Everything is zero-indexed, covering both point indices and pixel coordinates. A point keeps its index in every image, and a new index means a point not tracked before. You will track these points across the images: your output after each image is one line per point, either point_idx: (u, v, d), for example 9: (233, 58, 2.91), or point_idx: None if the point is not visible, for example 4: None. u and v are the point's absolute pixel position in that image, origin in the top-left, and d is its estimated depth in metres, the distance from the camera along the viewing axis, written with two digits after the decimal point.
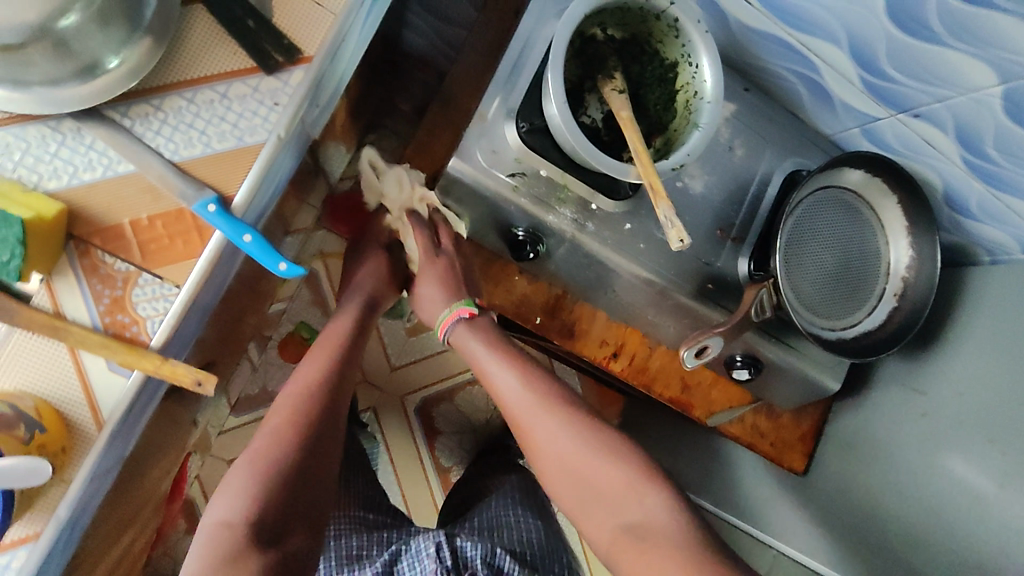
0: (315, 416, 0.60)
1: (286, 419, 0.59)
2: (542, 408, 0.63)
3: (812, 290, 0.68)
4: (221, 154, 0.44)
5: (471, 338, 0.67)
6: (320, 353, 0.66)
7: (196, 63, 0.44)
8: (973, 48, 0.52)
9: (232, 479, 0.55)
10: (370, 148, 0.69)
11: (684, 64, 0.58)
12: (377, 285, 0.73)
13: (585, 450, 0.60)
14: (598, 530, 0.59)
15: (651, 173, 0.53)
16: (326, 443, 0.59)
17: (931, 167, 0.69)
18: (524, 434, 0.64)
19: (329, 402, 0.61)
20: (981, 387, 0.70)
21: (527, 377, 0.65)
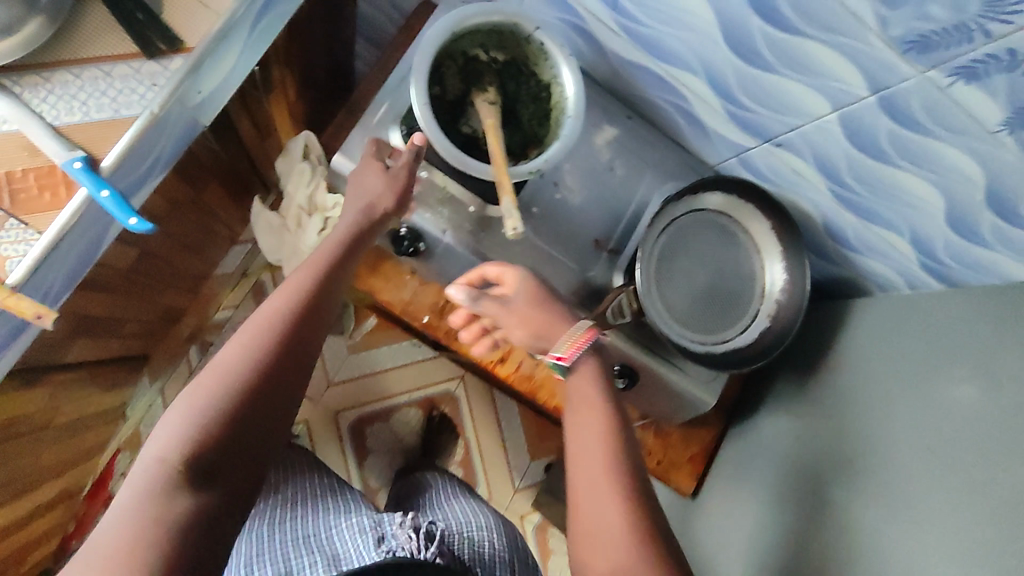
0: (279, 333, 0.49)
1: (250, 341, 0.48)
2: (611, 489, 0.52)
3: (686, 303, 0.71)
4: (98, 123, 0.50)
5: (588, 381, 0.59)
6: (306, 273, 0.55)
7: (86, 46, 0.50)
8: (805, 76, 0.57)
9: (190, 393, 0.45)
10: (307, 132, 0.73)
11: (555, 84, 0.64)
12: (373, 195, 0.61)
13: (631, 538, 0.49)
14: None
15: (502, 173, 0.58)
16: (293, 381, 0.48)
17: (806, 198, 0.74)
18: (579, 489, 0.54)
19: (296, 321, 0.50)
20: (868, 416, 0.72)
21: (610, 436, 0.56)
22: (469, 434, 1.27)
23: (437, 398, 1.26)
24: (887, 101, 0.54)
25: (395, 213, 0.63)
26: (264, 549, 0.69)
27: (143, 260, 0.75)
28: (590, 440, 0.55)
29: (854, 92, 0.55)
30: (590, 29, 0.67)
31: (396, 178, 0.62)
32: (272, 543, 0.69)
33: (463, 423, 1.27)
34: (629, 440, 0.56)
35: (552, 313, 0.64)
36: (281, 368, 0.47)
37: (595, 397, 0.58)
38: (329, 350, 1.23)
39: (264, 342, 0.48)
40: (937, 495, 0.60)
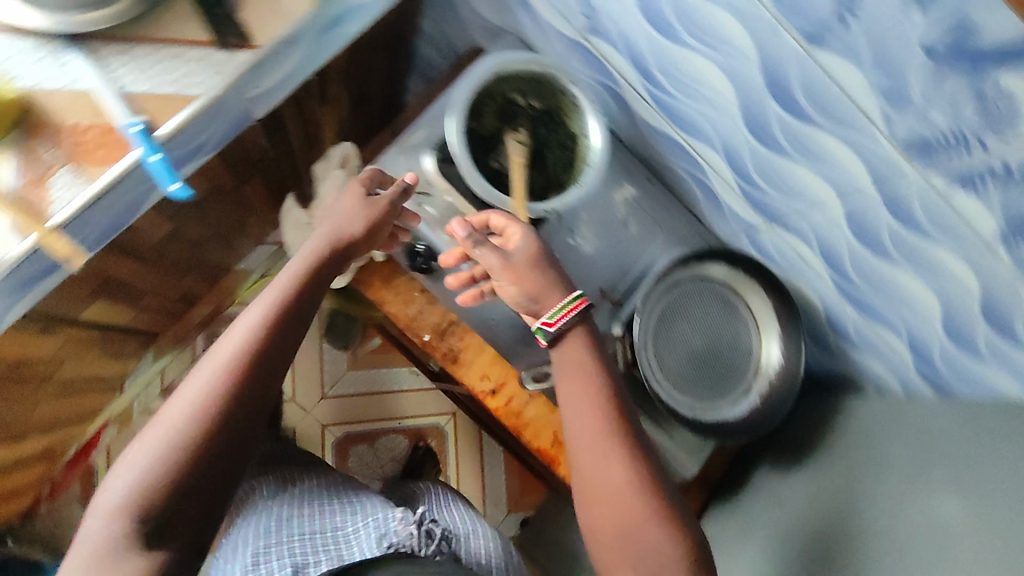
0: (234, 373, 0.49)
1: (205, 382, 0.48)
2: (614, 445, 0.55)
3: (678, 365, 0.72)
4: (161, 96, 0.55)
5: (578, 344, 0.60)
6: (265, 302, 0.55)
7: (168, 29, 0.57)
8: (815, 165, 0.60)
9: (142, 441, 0.46)
10: (349, 143, 0.79)
11: (582, 137, 0.69)
12: (348, 218, 0.63)
13: (638, 488, 0.54)
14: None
15: (521, 203, 0.63)
16: (245, 428, 0.49)
17: (812, 287, 0.75)
18: (581, 450, 0.57)
19: (253, 353, 0.51)
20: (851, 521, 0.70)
21: (603, 399, 0.58)
22: (451, 471, 1.26)
23: (425, 430, 1.27)
24: (890, 201, 0.57)
25: (374, 236, 0.64)
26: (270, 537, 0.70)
27: (175, 236, 0.80)
28: (583, 403, 0.57)
29: (859, 185, 0.58)
30: (624, 95, 0.72)
31: (380, 207, 0.64)
32: (279, 536, 0.70)
33: (446, 460, 1.26)
34: (614, 392, 0.58)
35: (544, 278, 0.61)
36: (237, 416, 0.48)
37: (589, 365, 0.59)
38: (328, 363, 1.26)
39: (219, 392, 0.48)
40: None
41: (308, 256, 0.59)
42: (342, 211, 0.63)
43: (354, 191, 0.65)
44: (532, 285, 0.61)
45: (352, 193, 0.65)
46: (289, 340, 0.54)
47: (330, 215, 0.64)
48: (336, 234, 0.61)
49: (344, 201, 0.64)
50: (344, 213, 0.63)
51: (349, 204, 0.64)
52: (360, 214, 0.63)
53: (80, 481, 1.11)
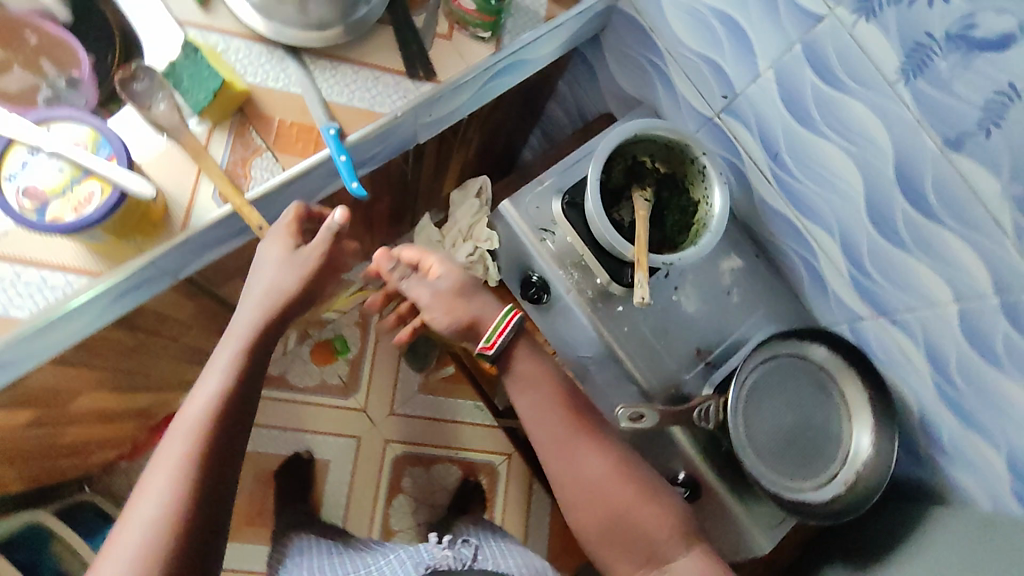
0: (192, 470, 0.53)
1: (166, 484, 0.52)
2: (580, 440, 0.62)
3: (768, 442, 0.73)
4: (356, 108, 0.65)
5: (524, 354, 0.65)
6: (211, 381, 0.58)
7: (370, 55, 0.66)
8: (934, 263, 0.62)
9: (117, 538, 0.51)
10: (484, 178, 0.91)
11: (704, 203, 0.73)
12: (278, 275, 0.61)
13: (608, 469, 0.61)
14: (618, 560, 0.59)
15: (642, 252, 0.68)
16: (217, 512, 0.54)
17: (908, 385, 0.74)
18: (555, 461, 0.62)
19: (209, 443, 0.55)
20: None
21: (556, 397, 0.64)
22: (497, 512, 1.26)
23: (479, 465, 1.28)
24: (1008, 305, 0.58)
25: (313, 291, 0.63)
26: None
27: None
28: (541, 408, 0.63)
29: (978, 289, 0.60)
30: (746, 172, 0.77)
31: (313, 261, 0.61)
32: None
33: (495, 499, 1.27)
34: (561, 386, 0.65)
35: (473, 306, 0.64)
36: (212, 502, 0.53)
37: (538, 370, 0.65)
38: (401, 381, 1.30)
39: (182, 493, 0.52)
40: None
41: (250, 332, 0.60)
42: (281, 270, 0.61)
43: (286, 239, 0.62)
44: (474, 305, 0.64)
45: (283, 241, 0.62)
46: (239, 415, 0.58)
47: (264, 267, 0.62)
48: (272, 298, 0.61)
49: (274, 249, 0.62)
50: (274, 273, 0.61)
51: (280, 251, 0.61)
52: (292, 270, 0.61)
53: None
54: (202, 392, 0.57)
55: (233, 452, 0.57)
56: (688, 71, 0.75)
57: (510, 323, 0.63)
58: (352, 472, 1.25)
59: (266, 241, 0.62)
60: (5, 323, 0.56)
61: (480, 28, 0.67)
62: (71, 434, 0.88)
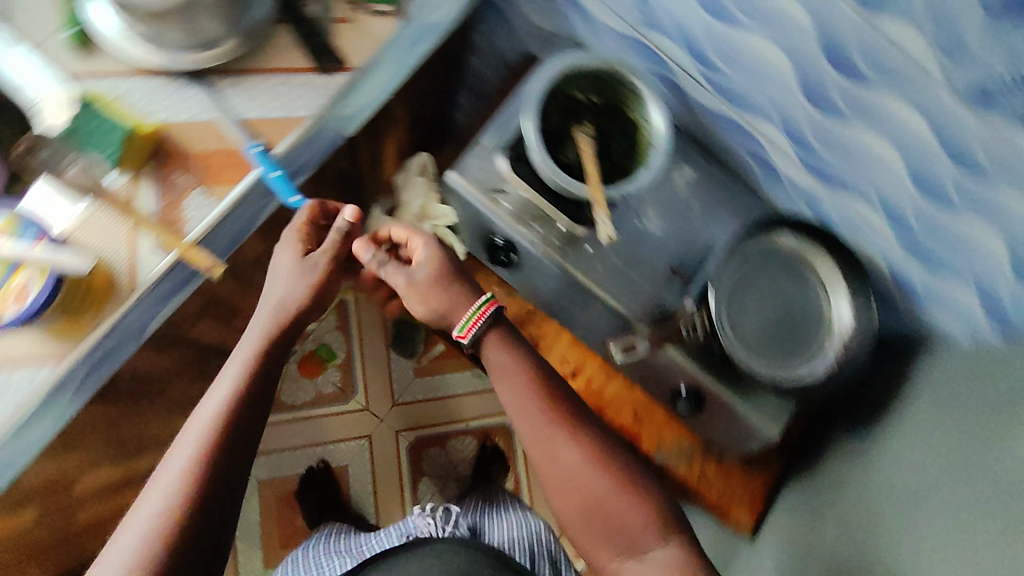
0: (194, 478, 0.53)
1: (169, 489, 0.53)
2: (556, 432, 0.61)
3: (755, 332, 0.73)
4: (275, 119, 0.63)
5: (495, 344, 0.64)
6: (225, 390, 0.58)
7: (274, 59, 0.64)
8: (871, 124, 0.64)
9: (117, 544, 0.52)
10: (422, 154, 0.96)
11: (643, 122, 0.73)
12: (292, 282, 0.63)
13: (582, 461, 0.60)
14: (595, 548, 0.60)
15: (597, 189, 0.68)
16: (219, 517, 0.54)
17: (876, 247, 0.77)
18: (533, 451, 0.62)
19: (217, 452, 0.55)
20: (927, 459, 0.69)
21: (532, 390, 0.62)
22: (519, 468, 1.29)
23: (492, 429, 1.30)
24: (949, 145, 0.59)
25: (318, 300, 0.65)
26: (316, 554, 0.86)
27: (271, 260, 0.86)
28: (518, 400, 0.62)
29: (918, 136, 0.61)
30: (676, 81, 0.77)
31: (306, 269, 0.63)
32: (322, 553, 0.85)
33: (515, 457, 1.29)
34: (540, 375, 0.63)
35: (450, 295, 0.64)
36: (205, 524, 0.53)
37: (511, 360, 0.63)
38: (395, 371, 1.30)
39: (182, 506, 0.52)
40: (976, 536, 0.57)
41: (261, 340, 0.61)
42: (290, 282, 0.63)
43: (288, 250, 0.64)
44: (446, 299, 0.64)
45: (290, 250, 0.64)
46: (251, 425, 0.58)
47: (271, 282, 0.64)
48: (281, 311, 0.62)
49: (281, 258, 0.64)
50: (284, 284, 0.63)
51: (285, 259, 0.64)
52: (303, 275, 0.63)
53: None
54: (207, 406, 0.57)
55: (242, 463, 0.57)
56: None
57: (480, 317, 0.63)
58: (371, 470, 1.26)
59: (280, 248, 0.65)
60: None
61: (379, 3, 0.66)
62: (83, 515, 0.86)
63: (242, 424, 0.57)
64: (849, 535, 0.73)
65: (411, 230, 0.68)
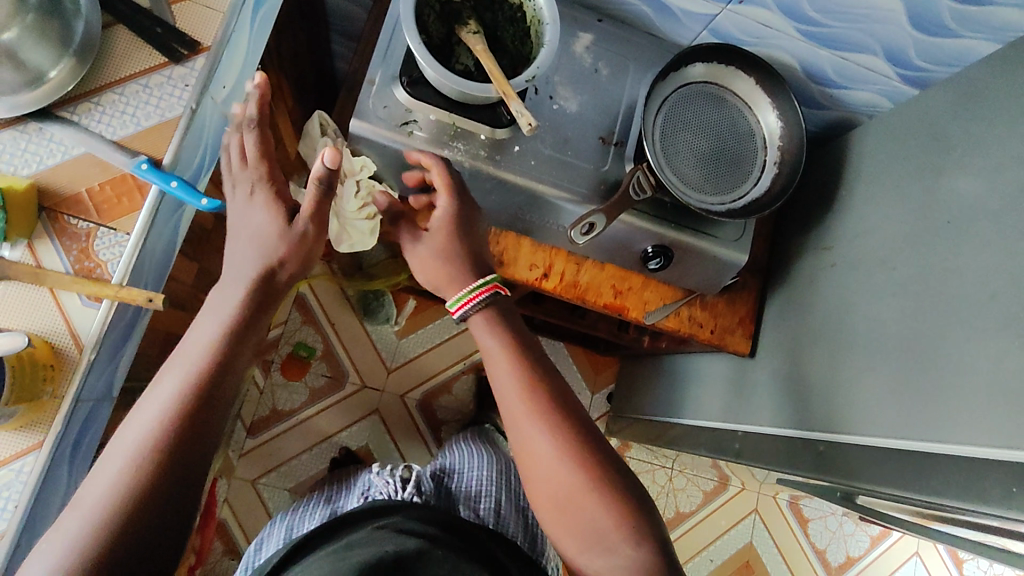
0: (160, 448, 0.49)
1: (129, 457, 0.49)
2: (535, 414, 0.62)
3: (695, 170, 0.75)
4: (150, 128, 0.59)
5: (484, 330, 0.67)
6: (200, 355, 0.54)
7: (123, 67, 0.59)
8: None
9: (60, 530, 0.46)
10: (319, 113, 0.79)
11: (526, 2, 0.69)
12: (265, 238, 0.58)
13: (555, 447, 0.60)
14: (562, 535, 0.60)
15: (503, 83, 0.65)
16: (179, 493, 0.49)
17: (782, 49, 0.77)
18: (514, 432, 0.63)
19: (190, 423, 0.51)
20: (888, 229, 0.72)
21: (520, 371, 0.65)
22: None
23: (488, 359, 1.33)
24: None
25: (295, 271, 0.60)
26: (294, 515, 0.83)
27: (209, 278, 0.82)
28: (506, 377, 0.64)
29: None
30: None
31: (287, 237, 0.59)
32: (301, 513, 0.83)
33: None
34: (531, 363, 0.65)
35: (453, 270, 0.70)
36: (161, 502, 0.48)
37: (492, 346, 0.66)
38: (378, 339, 1.29)
39: (141, 473, 0.48)
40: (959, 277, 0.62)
41: (234, 311, 0.56)
42: (260, 251, 0.58)
43: (267, 205, 0.59)
44: (441, 273, 0.70)
45: (267, 208, 0.59)
46: (224, 406, 0.54)
47: (234, 244, 0.59)
48: (258, 271, 0.58)
49: (258, 212, 0.59)
50: (251, 246, 0.58)
51: (262, 217, 0.59)
52: (280, 234, 0.58)
53: (221, 537, 1.17)
54: (167, 389, 0.52)
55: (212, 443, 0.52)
56: None
57: (483, 293, 0.68)
58: (391, 439, 1.27)
59: (257, 203, 0.59)
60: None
61: None
62: None
63: (207, 420, 0.52)
64: (830, 328, 0.78)
65: (444, 184, 0.69)
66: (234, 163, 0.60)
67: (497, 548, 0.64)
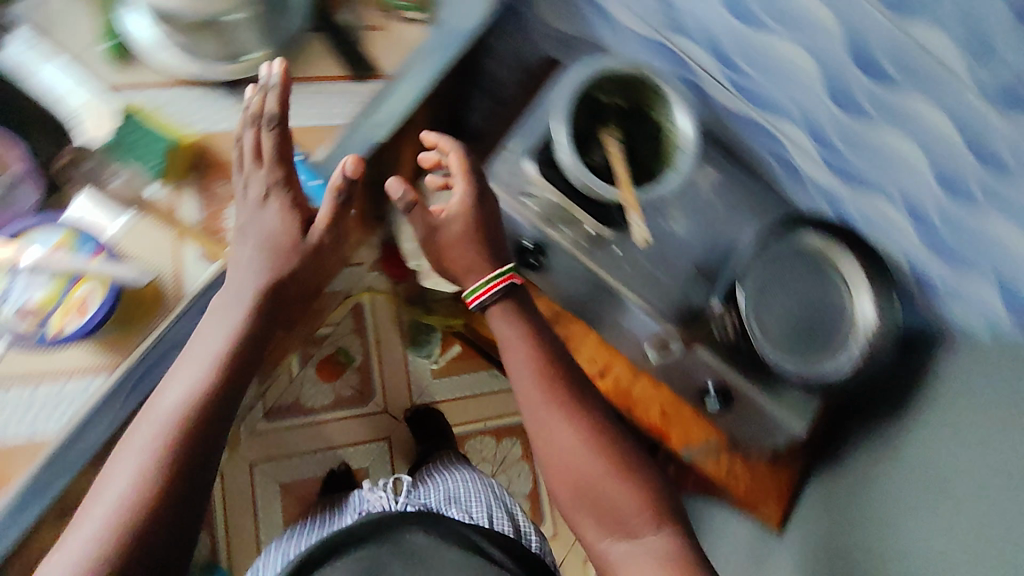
0: (189, 418, 0.55)
1: (162, 426, 0.54)
2: (557, 414, 0.65)
3: (782, 329, 0.74)
4: (310, 126, 0.68)
5: (501, 317, 0.68)
6: (227, 330, 0.58)
7: (308, 69, 0.68)
8: (894, 123, 0.62)
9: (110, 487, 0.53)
10: None
11: (669, 125, 0.74)
12: (280, 236, 0.61)
13: (579, 441, 0.65)
14: (585, 524, 0.65)
15: (628, 194, 0.70)
16: (213, 445, 0.56)
17: (894, 242, 0.75)
18: (536, 427, 0.67)
19: (216, 394, 0.56)
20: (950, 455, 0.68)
21: (540, 365, 0.67)
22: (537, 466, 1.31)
23: (508, 428, 1.32)
24: (975, 143, 0.56)
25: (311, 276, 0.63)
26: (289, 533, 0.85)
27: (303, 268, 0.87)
28: (526, 374, 0.67)
29: (942, 135, 0.58)
30: (702, 84, 0.80)
31: (299, 248, 0.61)
32: (297, 530, 0.85)
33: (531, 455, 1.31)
34: (548, 356, 0.67)
35: (473, 257, 0.67)
36: (198, 455, 0.55)
37: (514, 332, 0.67)
38: (413, 371, 1.31)
39: (174, 438, 0.54)
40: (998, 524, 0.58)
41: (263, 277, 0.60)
42: (283, 246, 0.61)
43: (280, 211, 0.61)
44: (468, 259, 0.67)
45: (281, 213, 0.61)
46: (252, 363, 0.59)
47: (240, 247, 0.60)
48: (286, 253, 0.61)
49: (270, 215, 0.61)
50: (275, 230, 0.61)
51: (275, 221, 0.61)
52: (287, 240, 0.61)
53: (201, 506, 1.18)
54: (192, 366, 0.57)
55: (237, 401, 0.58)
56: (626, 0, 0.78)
57: (502, 282, 0.67)
58: (391, 470, 1.28)
59: (270, 204, 0.61)
60: (43, 444, 0.57)
61: (412, 12, 0.69)
62: None
63: (232, 383, 0.58)
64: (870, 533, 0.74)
65: (462, 169, 0.68)
66: (247, 159, 0.61)
67: (495, 545, 0.76)
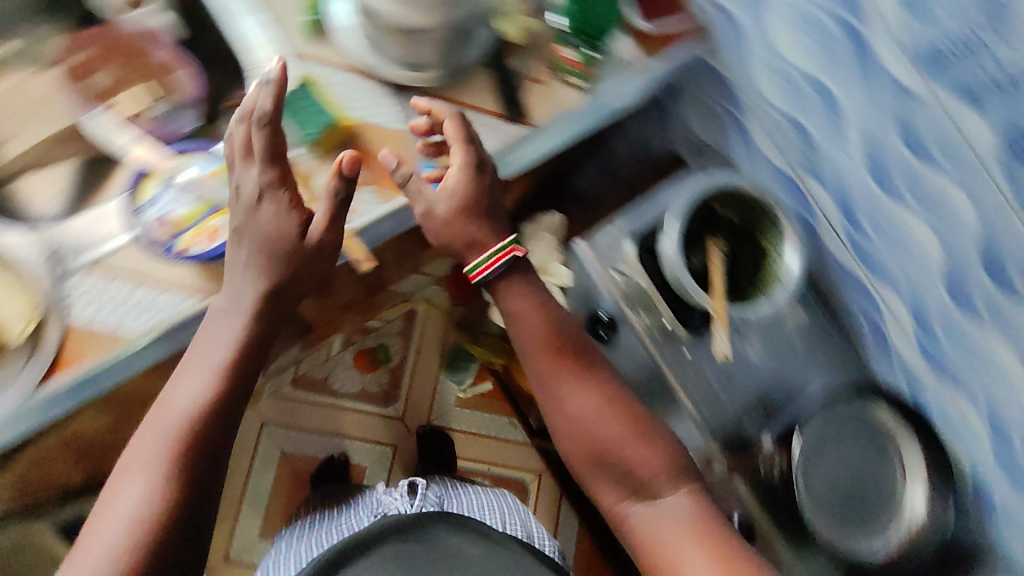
0: (195, 427, 0.59)
1: (168, 435, 0.58)
2: (569, 381, 0.67)
3: (827, 492, 0.72)
4: (450, 145, 0.71)
5: (511, 292, 0.68)
6: (227, 340, 0.61)
7: (468, 96, 0.73)
8: (1005, 334, 0.62)
9: (124, 495, 0.57)
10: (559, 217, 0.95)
11: (775, 257, 0.75)
12: (274, 233, 0.62)
13: (595, 402, 0.66)
14: (604, 488, 0.67)
15: (719, 304, 0.73)
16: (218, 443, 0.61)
17: (964, 445, 0.74)
18: (549, 396, 0.68)
19: (220, 400, 0.60)
20: None
21: (551, 331, 0.68)
22: None
23: (510, 481, 1.30)
24: None
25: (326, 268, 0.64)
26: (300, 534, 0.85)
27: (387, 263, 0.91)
28: (534, 346, 0.68)
29: None
30: (818, 228, 0.81)
31: (300, 251, 0.62)
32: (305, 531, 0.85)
33: None
34: (553, 320, 0.69)
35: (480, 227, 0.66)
36: (205, 452, 0.59)
37: (526, 295, 0.68)
38: (440, 392, 1.32)
39: (184, 444, 0.58)
40: None
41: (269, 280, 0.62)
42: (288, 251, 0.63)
43: (274, 211, 0.62)
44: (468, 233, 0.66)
45: (276, 211, 0.62)
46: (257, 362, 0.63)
47: (237, 252, 0.62)
48: (282, 254, 0.62)
49: (263, 217, 0.62)
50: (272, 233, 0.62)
51: (270, 224, 0.62)
52: (281, 239, 0.62)
53: None
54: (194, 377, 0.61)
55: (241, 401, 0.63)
56: (770, 128, 0.80)
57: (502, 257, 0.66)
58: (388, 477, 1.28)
59: (268, 202, 0.62)
60: (123, 338, 0.61)
61: (575, 78, 0.73)
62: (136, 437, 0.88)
63: (237, 383, 0.62)
64: None
65: (459, 138, 0.64)
66: (241, 156, 0.63)
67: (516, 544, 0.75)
